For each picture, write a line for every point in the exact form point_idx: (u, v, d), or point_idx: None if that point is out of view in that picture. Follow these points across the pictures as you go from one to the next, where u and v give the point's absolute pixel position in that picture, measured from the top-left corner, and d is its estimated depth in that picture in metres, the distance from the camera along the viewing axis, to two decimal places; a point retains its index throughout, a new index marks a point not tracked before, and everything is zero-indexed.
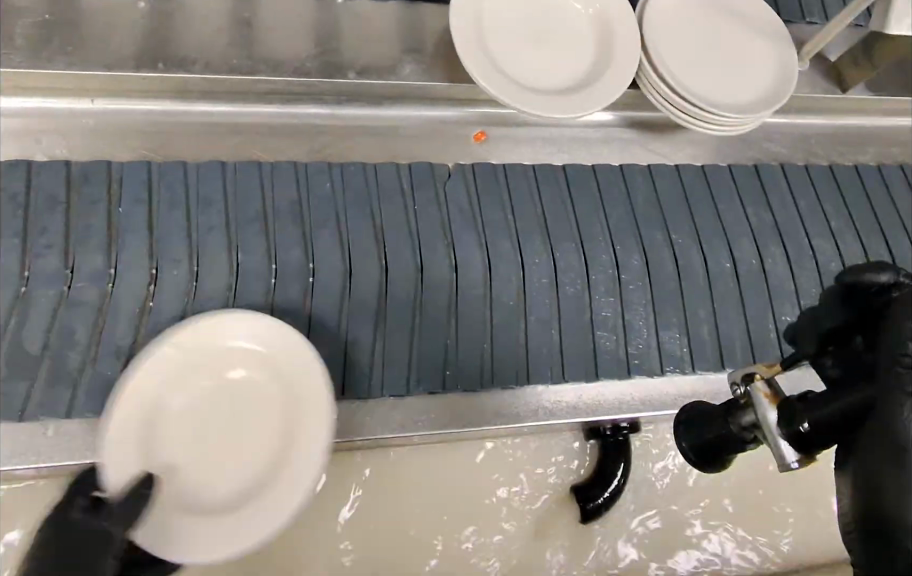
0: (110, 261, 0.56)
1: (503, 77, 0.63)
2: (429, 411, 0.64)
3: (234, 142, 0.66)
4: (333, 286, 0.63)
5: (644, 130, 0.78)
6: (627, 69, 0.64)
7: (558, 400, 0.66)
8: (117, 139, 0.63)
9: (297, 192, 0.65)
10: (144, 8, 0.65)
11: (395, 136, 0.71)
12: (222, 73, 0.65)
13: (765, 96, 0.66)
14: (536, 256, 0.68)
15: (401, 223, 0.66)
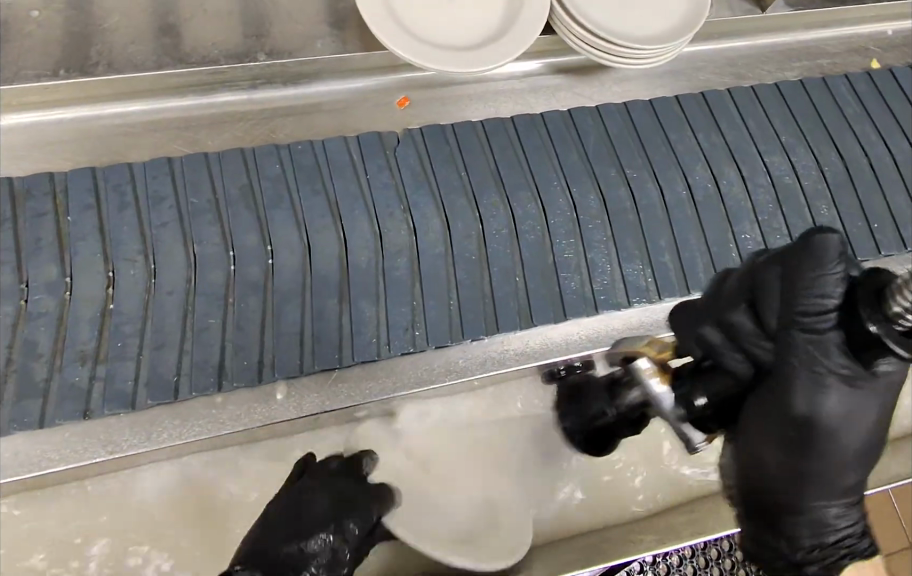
0: (64, 270, 0.60)
1: (411, 38, 0.67)
2: (392, 375, 0.63)
3: (154, 139, 0.68)
4: (294, 262, 0.63)
5: (571, 74, 0.80)
6: (536, 21, 0.69)
7: (507, 348, 0.65)
8: (30, 152, 0.66)
9: (246, 177, 0.66)
10: (36, 16, 0.67)
11: (316, 112, 0.73)
12: (126, 71, 0.67)
13: (674, 30, 0.73)
14: (494, 208, 0.68)
15: (355, 193, 0.67)
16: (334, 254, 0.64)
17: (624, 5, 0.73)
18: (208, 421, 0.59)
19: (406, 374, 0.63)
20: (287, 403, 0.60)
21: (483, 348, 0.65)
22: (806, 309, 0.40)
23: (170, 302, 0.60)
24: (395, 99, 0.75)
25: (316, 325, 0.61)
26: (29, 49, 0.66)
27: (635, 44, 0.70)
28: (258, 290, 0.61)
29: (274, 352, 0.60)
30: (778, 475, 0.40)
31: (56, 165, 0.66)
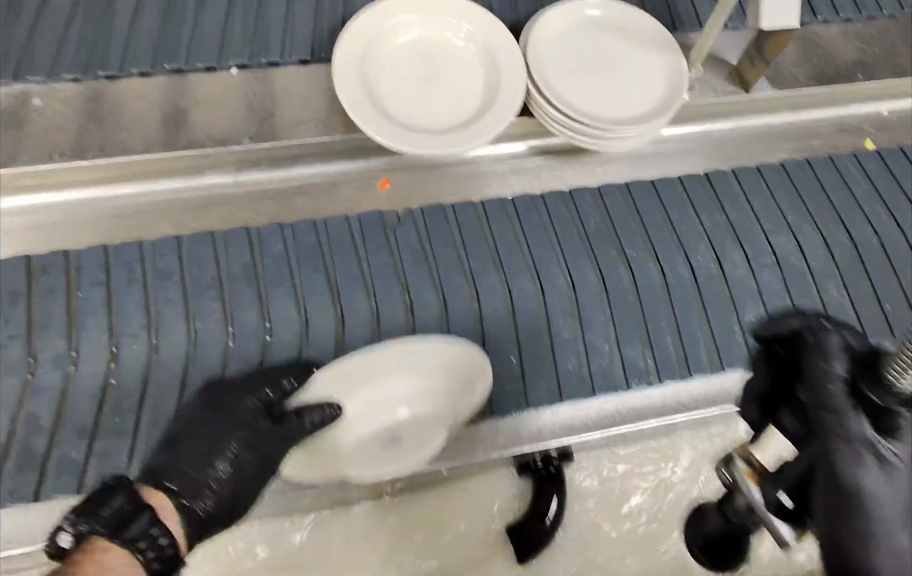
0: (71, 344, 0.62)
1: (385, 119, 0.76)
2: (376, 462, 0.61)
3: (137, 220, 0.72)
4: (290, 341, 0.65)
5: (554, 155, 0.83)
6: (497, 119, 0.77)
7: (478, 432, 0.64)
8: (22, 231, 0.70)
9: (250, 256, 0.68)
10: (37, 105, 0.74)
11: (296, 197, 0.76)
12: (113, 154, 0.74)
13: (627, 122, 0.81)
14: (491, 288, 0.69)
15: (355, 273, 0.69)
16: (329, 333, 0.66)
17: (586, 97, 0.82)
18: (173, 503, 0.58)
19: (389, 456, 0.61)
20: (253, 485, 0.60)
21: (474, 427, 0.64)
22: (819, 389, 0.43)
23: (168, 378, 0.63)
24: (378, 181, 0.79)
25: None
26: (29, 135, 0.74)
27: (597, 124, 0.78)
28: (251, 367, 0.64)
29: None
30: (843, 542, 0.41)
31: (50, 243, 0.71)
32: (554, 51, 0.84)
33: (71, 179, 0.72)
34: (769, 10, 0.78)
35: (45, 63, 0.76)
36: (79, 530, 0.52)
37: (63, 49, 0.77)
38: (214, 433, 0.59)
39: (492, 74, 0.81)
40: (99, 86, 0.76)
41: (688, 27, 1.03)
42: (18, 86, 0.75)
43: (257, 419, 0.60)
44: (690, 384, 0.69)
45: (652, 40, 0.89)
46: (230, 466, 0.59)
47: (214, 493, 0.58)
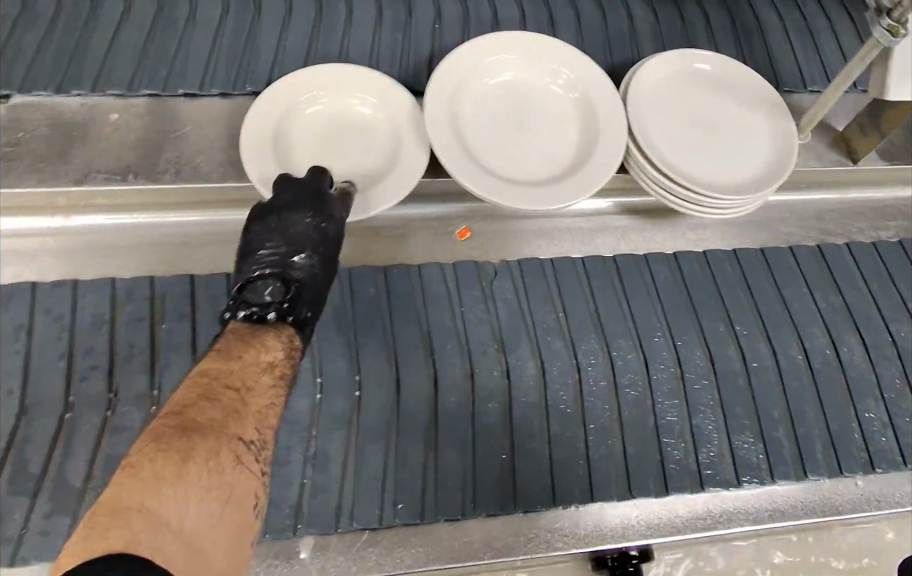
0: (153, 382, 0.59)
1: (475, 169, 0.78)
2: (462, 538, 0.57)
3: (214, 248, 0.76)
4: (380, 399, 0.60)
5: (640, 216, 0.86)
6: (587, 181, 0.79)
7: (557, 525, 0.59)
8: (94, 254, 0.74)
9: (340, 298, 0.65)
10: (115, 119, 0.79)
11: (375, 237, 0.80)
12: (193, 181, 0.77)
13: (726, 188, 0.80)
14: (591, 356, 0.65)
15: (449, 328, 0.65)
16: (423, 393, 0.61)
17: (676, 152, 0.82)
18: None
19: (465, 533, 0.58)
20: (311, 562, 0.55)
21: (557, 518, 0.59)
22: None
23: None
24: (456, 229, 0.82)
25: (399, 474, 0.57)
26: (102, 152, 0.77)
27: (676, 180, 0.77)
28: (342, 425, 0.58)
29: (354, 500, 0.56)
30: None
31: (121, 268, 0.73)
32: (653, 110, 0.85)
33: (141, 204, 0.77)
34: (898, 77, 0.73)
35: (125, 78, 0.80)
36: (273, 314, 0.50)
37: (141, 68, 0.81)
38: (312, 230, 0.56)
39: (589, 136, 0.83)
40: (176, 104, 0.80)
41: (792, 87, 0.98)
42: (97, 99, 0.79)
43: (336, 204, 0.59)
44: (800, 486, 0.63)
45: (763, 101, 0.88)
46: (325, 258, 0.56)
47: (334, 248, 0.58)
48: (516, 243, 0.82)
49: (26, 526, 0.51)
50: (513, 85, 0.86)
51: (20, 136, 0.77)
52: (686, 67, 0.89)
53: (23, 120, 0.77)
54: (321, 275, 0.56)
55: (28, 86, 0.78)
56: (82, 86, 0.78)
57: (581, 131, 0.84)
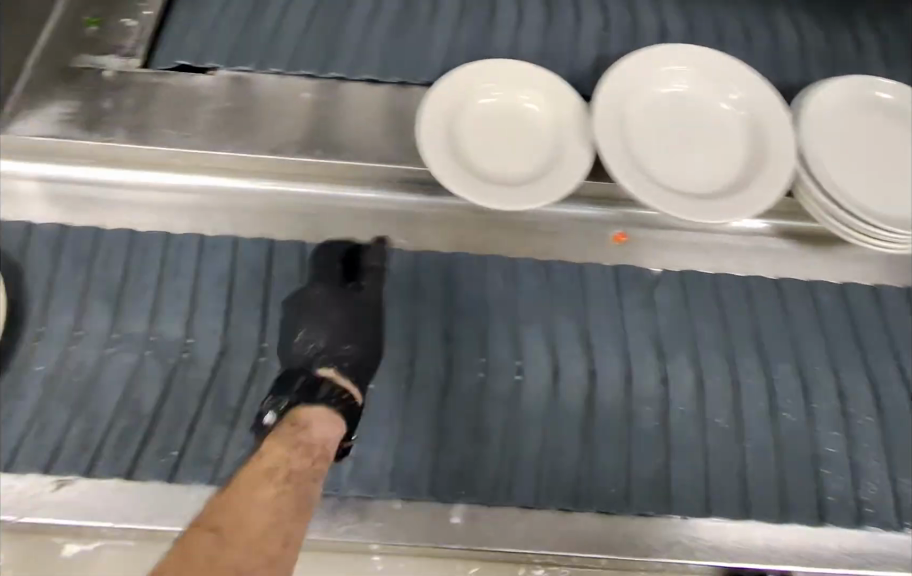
0: None
1: (639, 174, 0.78)
2: (611, 535, 0.58)
3: (381, 227, 0.82)
4: (540, 388, 0.63)
5: (800, 241, 0.83)
6: (754, 198, 0.77)
7: (698, 536, 0.59)
8: (274, 217, 0.81)
9: (507, 288, 0.69)
10: (307, 97, 0.86)
11: (530, 230, 0.82)
12: (373, 161, 0.83)
13: (902, 224, 0.76)
14: (751, 376, 0.65)
15: (609, 328, 0.67)
16: (581, 388, 0.63)
17: (849, 182, 0.79)
18: (382, 525, 0.58)
19: (606, 528, 0.59)
20: (461, 527, 0.58)
21: (703, 531, 0.59)
22: None
23: (425, 396, 0.62)
24: (612, 233, 0.82)
25: (557, 461, 0.60)
26: (294, 127, 0.84)
27: (851, 211, 0.75)
28: (503, 406, 0.62)
29: (514, 477, 0.59)
30: None
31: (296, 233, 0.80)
32: (827, 136, 0.83)
33: (321, 174, 0.83)
34: None
35: (317, 61, 0.88)
36: (276, 408, 0.54)
37: (331, 55, 0.89)
38: (310, 301, 0.63)
39: (757, 152, 0.81)
40: (361, 90, 0.88)
41: None
42: (292, 78, 0.88)
43: (362, 279, 0.66)
44: None
45: None
46: (353, 337, 0.61)
47: (367, 313, 0.64)
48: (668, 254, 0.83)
49: (223, 452, 0.59)
50: (681, 96, 0.86)
51: (225, 105, 0.85)
52: (865, 95, 0.86)
53: (230, 91, 0.86)
54: (354, 349, 0.61)
55: (235, 62, 0.87)
56: (280, 65, 0.88)
57: (748, 147, 0.82)
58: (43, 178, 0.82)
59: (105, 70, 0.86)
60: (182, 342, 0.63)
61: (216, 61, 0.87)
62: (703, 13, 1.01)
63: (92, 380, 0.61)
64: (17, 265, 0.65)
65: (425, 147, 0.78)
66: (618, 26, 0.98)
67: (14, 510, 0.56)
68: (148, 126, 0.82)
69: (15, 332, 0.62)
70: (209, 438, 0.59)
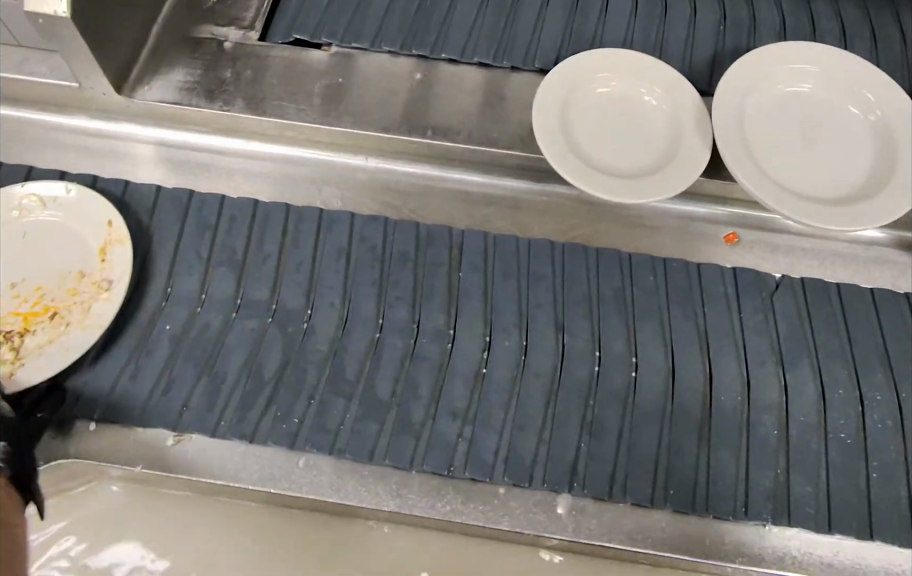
0: (449, 321, 0.65)
1: (759, 172, 0.74)
2: (720, 537, 0.58)
3: (485, 211, 0.80)
4: (655, 385, 0.62)
5: None
6: (885, 205, 0.72)
7: (811, 550, 0.58)
8: (377, 195, 0.80)
9: (621, 282, 0.68)
10: (417, 78, 0.85)
11: (640, 226, 0.78)
12: (482, 145, 0.80)
13: None
14: (877, 391, 0.62)
15: (727, 331, 0.65)
16: (697, 390, 0.62)
17: None
18: (488, 509, 0.59)
19: (715, 533, 0.58)
20: (567, 518, 0.59)
21: (815, 546, 0.58)
22: None
23: (537, 384, 0.62)
24: (723, 233, 0.78)
25: (673, 460, 0.59)
26: (402, 105, 0.83)
27: None
28: (617, 401, 0.61)
29: (627, 473, 0.59)
30: None
31: (399, 212, 0.79)
32: None
33: (427, 156, 0.83)
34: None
35: (430, 42, 0.87)
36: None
37: (444, 36, 0.88)
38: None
39: (887, 160, 0.76)
40: (471, 72, 0.86)
41: None
42: (404, 58, 0.87)
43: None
44: None
45: None
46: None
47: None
48: (781, 258, 0.77)
49: (342, 421, 0.61)
50: (803, 96, 0.82)
51: (336, 80, 0.84)
52: None
53: (342, 67, 0.86)
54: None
55: (347, 37, 0.87)
56: (393, 44, 0.86)
57: (877, 154, 0.77)
58: (160, 143, 0.83)
59: (224, 42, 0.87)
60: (302, 314, 0.65)
61: (329, 36, 0.87)
62: (827, 9, 0.96)
63: (217, 345, 0.64)
64: (148, 231, 0.69)
65: (537, 130, 0.77)
66: (735, 19, 0.94)
67: (142, 462, 0.60)
68: (264, 98, 0.82)
69: (140, 296, 0.65)
70: (327, 409, 0.61)
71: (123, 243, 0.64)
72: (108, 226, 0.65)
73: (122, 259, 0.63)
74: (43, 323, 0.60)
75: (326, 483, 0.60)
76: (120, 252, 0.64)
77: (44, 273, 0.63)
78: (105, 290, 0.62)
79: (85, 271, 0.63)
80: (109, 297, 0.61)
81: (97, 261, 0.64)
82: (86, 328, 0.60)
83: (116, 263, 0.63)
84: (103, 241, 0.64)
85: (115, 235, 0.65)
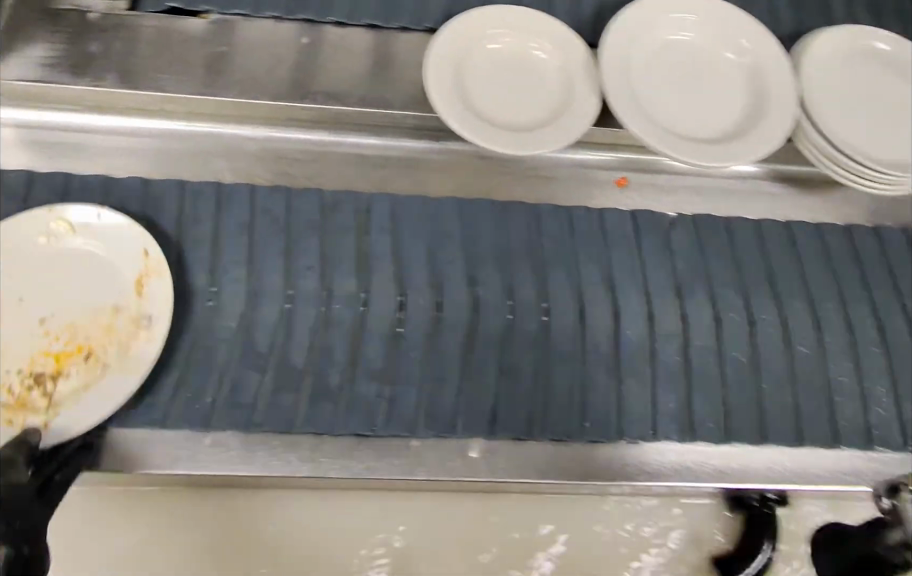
0: (361, 286, 0.64)
1: (644, 117, 0.76)
2: (623, 460, 0.62)
3: (380, 172, 0.79)
4: (567, 328, 0.65)
5: (797, 184, 0.83)
6: (759, 141, 0.76)
7: (704, 461, 0.63)
8: (271, 165, 0.78)
9: (529, 234, 0.69)
10: (305, 43, 0.82)
11: (538, 178, 0.80)
12: (376, 108, 0.79)
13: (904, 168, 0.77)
14: (765, 312, 0.67)
15: (630, 270, 0.68)
16: (606, 329, 0.65)
17: (849, 129, 0.80)
18: (403, 461, 0.60)
19: (622, 456, 0.62)
20: (479, 461, 0.61)
21: (703, 457, 0.63)
22: None
23: (453, 337, 0.63)
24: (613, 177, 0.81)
25: (589, 395, 0.62)
26: (290, 72, 0.80)
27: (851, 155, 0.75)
28: (533, 347, 0.63)
29: (544, 412, 0.62)
30: None
31: (295, 180, 0.78)
32: (826, 83, 0.83)
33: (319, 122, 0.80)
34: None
35: (315, 6, 0.84)
36: None
37: None
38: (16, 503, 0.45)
39: (759, 100, 0.81)
40: (360, 34, 0.84)
41: None
42: (288, 23, 0.83)
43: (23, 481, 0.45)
44: None
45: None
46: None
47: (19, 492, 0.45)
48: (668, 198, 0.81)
49: (256, 394, 0.59)
50: (682, 44, 0.85)
51: (218, 49, 0.80)
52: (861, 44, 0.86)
53: (223, 34, 0.81)
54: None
55: (226, 4, 0.82)
56: (276, 9, 0.83)
57: (751, 95, 0.82)
58: (20, 125, 0.76)
59: (88, 13, 0.80)
60: (206, 291, 0.63)
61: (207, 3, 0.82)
62: None
63: None
64: None
65: (430, 86, 0.76)
66: None
67: None
68: (139, 71, 0.77)
69: None
70: (240, 383, 0.59)
71: (161, 276, 0.59)
72: (143, 254, 0.60)
73: (160, 293, 0.59)
74: (74, 365, 0.56)
75: (239, 458, 0.58)
76: (157, 285, 0.59)
77: (73, 306, 0.58)
78: (143, 326, 0.57)
79: (102, 303, 0.58)
80: (148, 336, 0.57)
81: (133, 294, 0.59)
82: (126, 370, 0.55)
83: (152, 298, 0.59)
84: (141, 272, 0.59)
85: (153, 265, 0.60)
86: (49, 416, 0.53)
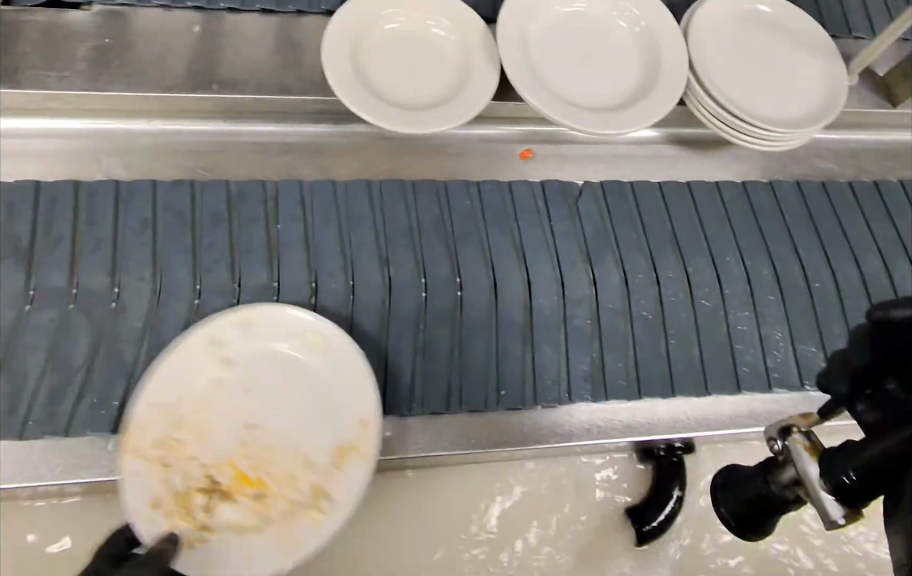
0: (272, 275, 0.63)
1: (543, 89, 0.78)
2: (538, 423, 0.64)
3: (284, 158, 0.78)
4: (480, 301, 0.65)
5: (695, 146, 0.86)
6: (655, 107, 0.79)
7: (612, 417, 0.65)
8: (170, 158, 0.76)
9: (440, 211, 0.69)
10: (197, 30, 0.79)
11: (445, 155, 0.81)
12: (274, 95, 0.77)
13: (788, 124, 0.81)
14: (671, 271, 0.69)
15: (539, 240, 0.69)
16: (519, 299, 0.66)
17: (738, 89, 0.83)
18: None
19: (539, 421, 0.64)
20: (393, 439, 0.62)
21: (613, 413, 0.66)
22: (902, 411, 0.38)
23: (367, 320, 0.63)
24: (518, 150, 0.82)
25: (503, 364, 0.64)
26: (182, 62, 0.77)
27: (738, 112, 0.79)
28: (449, 322, 0.64)
29: (461, 386, 0.63)
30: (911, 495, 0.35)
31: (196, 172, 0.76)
32: (713, 45, 0.86)
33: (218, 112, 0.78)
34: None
35: None
36: None
37: None
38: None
39: (652, 66, 0.83)
40: (254, 19, 0.82)
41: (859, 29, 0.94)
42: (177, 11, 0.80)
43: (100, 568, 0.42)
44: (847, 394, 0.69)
45: (814, 38, 0.89)
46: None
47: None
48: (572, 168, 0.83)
49: None
50: (578, 14, 0.87)
51: (102, 41, 0.76)
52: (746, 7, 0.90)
53: (107, 25, 0.77)
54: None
55: None
56: None
57: (647, 62, 0.84)
58: None
59: None
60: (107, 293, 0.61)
61: None
62: None
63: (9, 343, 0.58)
64: None
65: (328, 68, 0.74)
66: None
67: None
68: (17, 69, 0.73)
69: None
70: None
71: (366, 464, 0.55)
72: (360, 425, 0.56)
73: (356, 485, 0.54)
74: (247, 499, 0.53)
75: None
76: (358, 473, 0.55)
77: (287, 441, 0.56)
78: (323, 508, 0.53)
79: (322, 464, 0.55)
80: (317, 520, 0.53)
81: (335, 467, 0.55)
82: (279, 544, 0.52)
83: (346, 484, 0.54)
84: (351, 446, 0.56)
85: (364, 447, 0.56)
86: (199, 534, 0.51)
